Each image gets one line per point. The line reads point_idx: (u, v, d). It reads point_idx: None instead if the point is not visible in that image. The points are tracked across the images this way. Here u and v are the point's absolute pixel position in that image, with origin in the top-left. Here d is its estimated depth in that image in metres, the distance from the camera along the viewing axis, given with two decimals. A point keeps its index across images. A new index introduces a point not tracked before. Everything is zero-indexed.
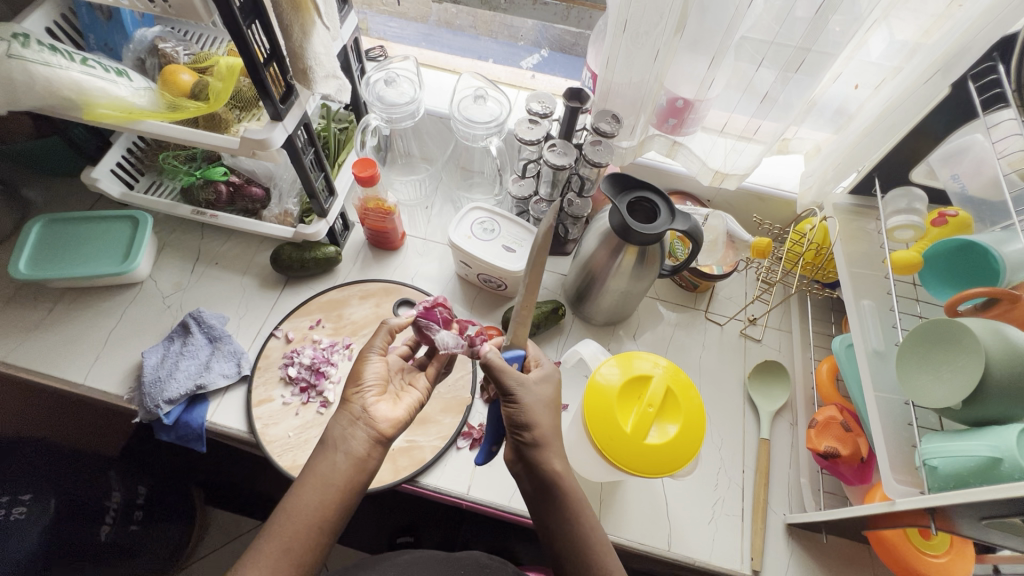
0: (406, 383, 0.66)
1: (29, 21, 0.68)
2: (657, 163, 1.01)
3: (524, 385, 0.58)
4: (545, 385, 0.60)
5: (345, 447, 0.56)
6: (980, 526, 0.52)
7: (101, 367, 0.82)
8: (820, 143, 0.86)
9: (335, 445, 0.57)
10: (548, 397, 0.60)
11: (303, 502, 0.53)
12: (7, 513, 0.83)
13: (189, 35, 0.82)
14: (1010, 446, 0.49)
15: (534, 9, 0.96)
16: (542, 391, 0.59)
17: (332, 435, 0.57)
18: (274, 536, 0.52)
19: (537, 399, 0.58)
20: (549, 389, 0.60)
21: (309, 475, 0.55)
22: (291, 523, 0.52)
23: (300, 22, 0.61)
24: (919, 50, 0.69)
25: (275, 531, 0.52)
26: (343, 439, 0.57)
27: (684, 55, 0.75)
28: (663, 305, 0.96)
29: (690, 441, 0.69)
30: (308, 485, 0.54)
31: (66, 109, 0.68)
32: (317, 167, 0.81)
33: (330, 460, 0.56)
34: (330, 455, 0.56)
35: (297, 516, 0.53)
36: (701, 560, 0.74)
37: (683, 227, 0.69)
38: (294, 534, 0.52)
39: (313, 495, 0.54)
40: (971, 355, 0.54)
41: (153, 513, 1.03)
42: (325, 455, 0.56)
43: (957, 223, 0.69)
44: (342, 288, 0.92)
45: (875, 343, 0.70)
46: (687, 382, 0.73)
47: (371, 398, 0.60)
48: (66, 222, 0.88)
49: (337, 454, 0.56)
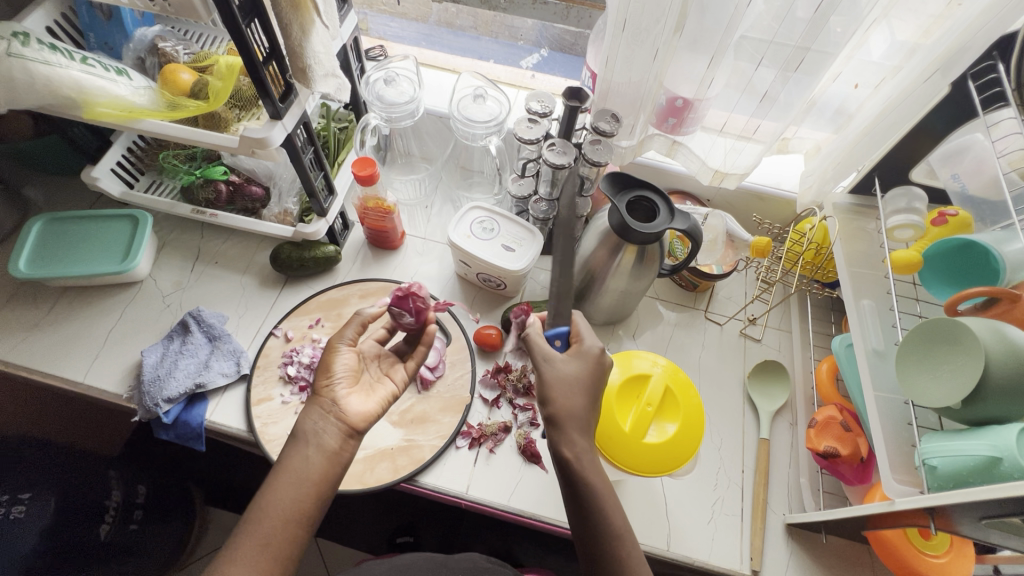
0: (383, 373, 0.68)
1: (29, 21, 0.68)
2: (657, 162, 1.01)
3: (549, 359, 0.61)
4: (574, 361, 0.61)
5: (320, 442, 0.58)
6: (980, 526, 0.52)
7: (101, 366, 0.82)
8: (820, 143, 0.86)
9: (306, 437, 0.58)
10: (573, 374, 0.60)
11: (279, 496, 0.54)
12: (6, 511, 0.85)
13: (189, 35, 0.82)
14: (1009, 446, 0.49)
15: (534, 9, 0.95)
16: (566, 368, 0.60)
17: (302, 427, 0.59)
18: (249, 526, 0.53)
19: (558, 375, 0.60)
20: (577, 367, 0.61)
21: (282, 470, 0.56)
22: (268, 518, 0.53)
23: (299, 21, 0.61)
24: (918, 49, 0.68)
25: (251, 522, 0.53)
26: (315, 433, 0.59)
27: (683, 55, 0.75)
28: (662, 305, 0.96)
29: (689, 440, 0.69)
30: (285, 480, 0.55)
31: (66, 109, 0.68)
32: (317, 166, 0.81)
33: (302, 454, 0.57)
34: (302, 447, 0.58)
35: (273, 511, 0.54)
36: (701, 560, 0.74)
37: (682, 226, 0.69)
38: (268, 527, 0.53)
39: (288, 490, 0.55)
40: (971, 355, 0.54)
41: (153, 513, 1.02)
42: (299, 448, 0.58)
43: (957, 222, 0.69)
44: (342, 287, 0.92)
45: (874, 343, 0.70)
46: (686, 383, 0.74)
47: (342, 391, 0.62)
48: (65, 221, 0.88)
49: (310, 448, 0.57)
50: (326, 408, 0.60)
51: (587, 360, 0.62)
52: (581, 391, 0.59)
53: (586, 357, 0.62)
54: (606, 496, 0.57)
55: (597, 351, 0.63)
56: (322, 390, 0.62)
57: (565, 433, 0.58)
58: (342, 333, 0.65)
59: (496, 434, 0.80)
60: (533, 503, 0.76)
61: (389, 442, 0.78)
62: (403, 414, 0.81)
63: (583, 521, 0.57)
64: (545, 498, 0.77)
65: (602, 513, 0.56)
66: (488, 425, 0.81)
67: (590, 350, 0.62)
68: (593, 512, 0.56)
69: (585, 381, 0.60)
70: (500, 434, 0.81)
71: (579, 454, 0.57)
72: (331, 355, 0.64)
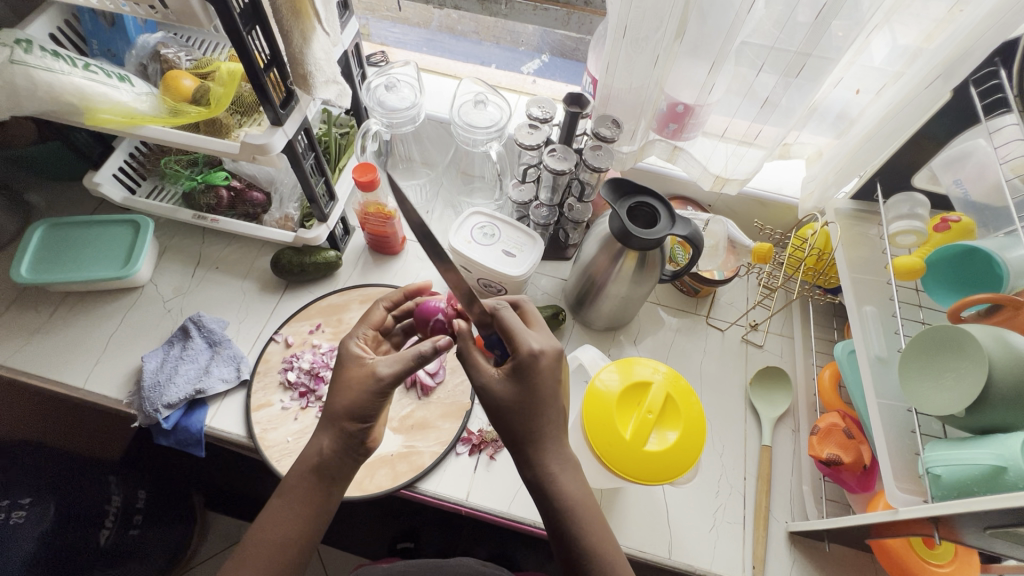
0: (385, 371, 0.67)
1: (32, 28, 0.69)
2: (658, 167, 1.00)
3: (483, 387, 0.53)
4: (514, 381, 0.53)
5: (344, 478, 0.57)
6: (984, 535, 0.51)
7: (102, 371, 0.82)
8: (822, 148, 0.86)
9: (331, 475, 0.56)
10: (515, 395, 0.53)
11: (290, 528, 0.55)
12: (6, 517, 0.84)
13: (192, 41, 0.82)
14: (1015, 455, 0.48)
15: (536, 15, 0.93)
16: (501, 393, 0.53)
17: (326, 461, 0.56)
18: (255, 559, 0.53)
19: (497, 402, 0.53)
20: (517, 385, 0.53)
21: (286, 499, 0.56)
22: (268, 548, 0.54)
23: (299, 27, 0.61)
24: (920, 55, 0.67)
25: (255, 554, 0.53)
26: (340, 472, 0.57)
27: (684, 60, 0.75)
28: (663, 310, 0.96)
29: (690, 451, 0.69)
30: (303, 506, 0.55)
31: (68, 115, 0.68)
32: (317, 171, 0.81)
33: (325, 490, 0.57)
34: (323, 484, 0.56)
35: (286, 544, 0.54)
36: (706, 569, 0.73)
37: (683, 232, 0.68)
38: (283, 559, 0.54)
39: (290, 517, 0.55)
40: (974, 362, 0.53)
41: (154, 518, 1.03)
42: (320, 483, 0.56)
43: (960, 228, 0.69)
44: (343, 292, 0.92)
45: (878, 350, 0.69)
46: (687, 389, 0.73)
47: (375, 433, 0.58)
48: (67, 227, 0.88)
49: (331, 487, 0.57)
50: (353, 448, 0.57)
51: (525, 378, 0.53)
52: (529, 409, 0.53)
53: (523, 370, 0.52)
54: (584, 504, 0.53)
55: (536, 353, 0.53)
56: (351, 430, 0.56)
57: (537, 448, 0.53)
58: (395, 378, 0.55)
59: (496, 440, 0.80)
60: (533, 511, 0.76)
61: (389, 449, 0.78)
62: (404, 420, 0.81)
63: (555, 532, 0.53)
64: None
65: (583, 521, 0.52)
66: (488, 431, 0.81)
67: (525, 361, 0.52)
68: (571, 523, 0.52)
69: (526, 398, 0.53)
70: (500, 440, 0.80)
71: (565, 460, 0.54)
72: (375, 401, 0.56)
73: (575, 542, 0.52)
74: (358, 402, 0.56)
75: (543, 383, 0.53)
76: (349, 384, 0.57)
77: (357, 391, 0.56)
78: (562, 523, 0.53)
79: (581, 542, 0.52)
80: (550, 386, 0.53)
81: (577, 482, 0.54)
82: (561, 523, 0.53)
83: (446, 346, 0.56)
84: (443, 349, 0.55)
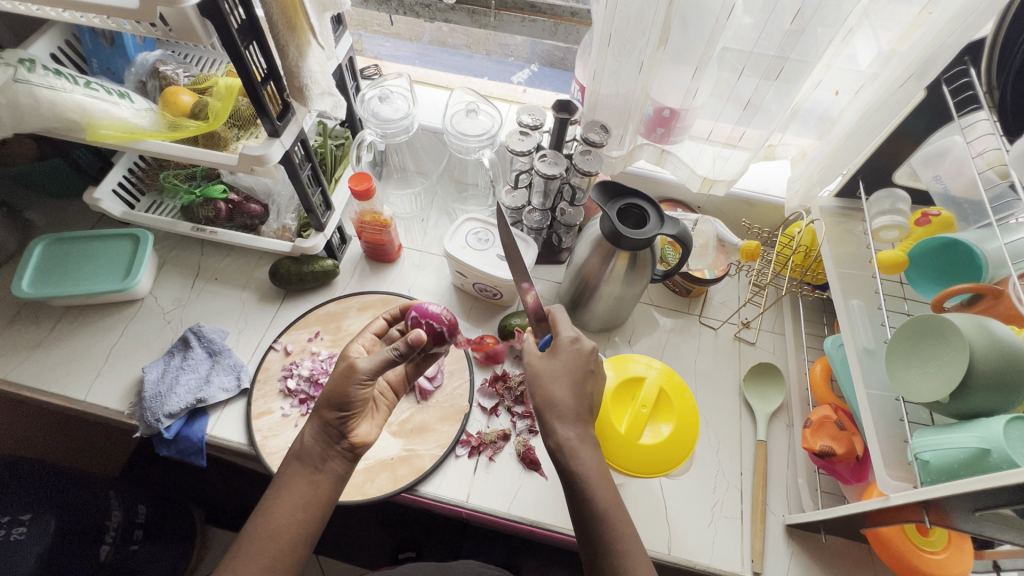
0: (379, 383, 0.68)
1: (34, 48, 0.72)
2: (647, 171, 1.03)
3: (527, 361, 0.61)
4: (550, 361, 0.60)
5: (330, 470, 0.59)
6: (974, 519, 0.52)
7: (102, 384, 0.83)
8: (806, 149, 0.88)
9: (316, 463, 0.58)
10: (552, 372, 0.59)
11: (281, 518, 0.55)
12: (7, 533, 0.85)
13: (190, 58, 0.84)
14: (997, 437, 0.50)
15: (524, 26, 0.96)
16: (542, 366, 0.60)
17: (306, 448, 0.59)
18: (248, 548, 0.54)
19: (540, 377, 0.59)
20: (555, 363, 0.60)
21: (277, 493, 0.57)
22: (263, 541, 0.54)
23: (295, 42, 0.63)
24: (894, 56, 0.70)
25: (250, 542, 0.54)
26: (323, 461, 0.59)
27: (668, 66, 0.77)
28: (657, 311, 0.98)
29: (676, 447, 0.77)
30: (300, 499, 0.57)
31: (69, 131, 0.69)
32: (314, 182, 0.83)
33: (309, 480, 0.58)
34: (308, 473, 0.58)
35: (277, 532, 0.55)
36: (703, 563, 0.74)
37: (672, 231, 0.70)
38: (274, 550, 0.54)
39: (285, 513, 0.56)
40: (956, 351, 0.55)
41: (154, 532, 1.02)
42: (304, 473, 0.58)
43: (940, 222, 0.71)
44: (340, 300, 0.93)
45: (865, 342, 0.72)
46: (679, 386, 0.81)
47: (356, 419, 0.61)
48: (68, 241, 0.90)
49: (316, 474, 0.58)
50: (332, 438, 0.60)
51: (567, 356, 0.60)
52: (563, 380, 0.59)
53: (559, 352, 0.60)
54: (586, 486, 0.55)
55: (575, 341, 0.61)
56: (330, 418, 0.59)
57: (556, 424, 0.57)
58: None
59: (495, 442, 0.81)
60: (534, 510, 0.76)
61: (389, 453, 0.79)
62: (404, 424, 0.82)
63: (576, 502, 0.56)
64: (547, 506, 0.77)
65: (592, 496, 0.55)
66: (487, 433, 0.82)
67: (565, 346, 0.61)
68: (578, 497, 0.56)
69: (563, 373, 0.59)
70: (499, 441, 0.81)
71: (565, 444, 0.56)
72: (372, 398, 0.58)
73: (585, 505, 0.55)
74: (338, 393, 0.59)
75: (578, 364, 0.60)
76: (333, 379, 0.60)
77: (336, 381, 0.59)
78: (578, 498, 0.56)
79: (593, 519, 0.55)
80: (583, 370, 0.60)
81: (579, 467, 0.55)
82: (577, 498, 0.55)
83: (417, 339, 0.58)
84: (414, 343, 0.58)
